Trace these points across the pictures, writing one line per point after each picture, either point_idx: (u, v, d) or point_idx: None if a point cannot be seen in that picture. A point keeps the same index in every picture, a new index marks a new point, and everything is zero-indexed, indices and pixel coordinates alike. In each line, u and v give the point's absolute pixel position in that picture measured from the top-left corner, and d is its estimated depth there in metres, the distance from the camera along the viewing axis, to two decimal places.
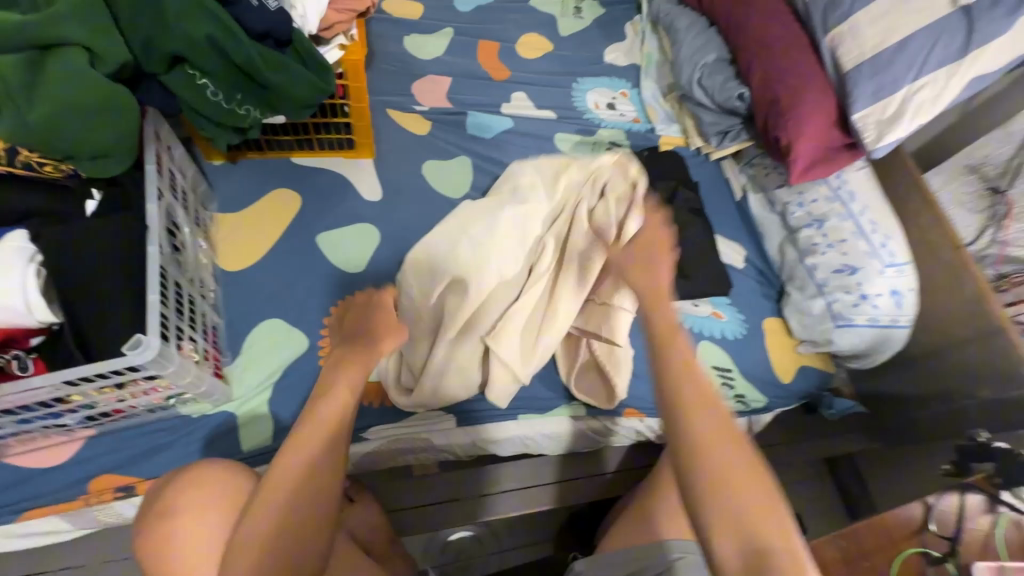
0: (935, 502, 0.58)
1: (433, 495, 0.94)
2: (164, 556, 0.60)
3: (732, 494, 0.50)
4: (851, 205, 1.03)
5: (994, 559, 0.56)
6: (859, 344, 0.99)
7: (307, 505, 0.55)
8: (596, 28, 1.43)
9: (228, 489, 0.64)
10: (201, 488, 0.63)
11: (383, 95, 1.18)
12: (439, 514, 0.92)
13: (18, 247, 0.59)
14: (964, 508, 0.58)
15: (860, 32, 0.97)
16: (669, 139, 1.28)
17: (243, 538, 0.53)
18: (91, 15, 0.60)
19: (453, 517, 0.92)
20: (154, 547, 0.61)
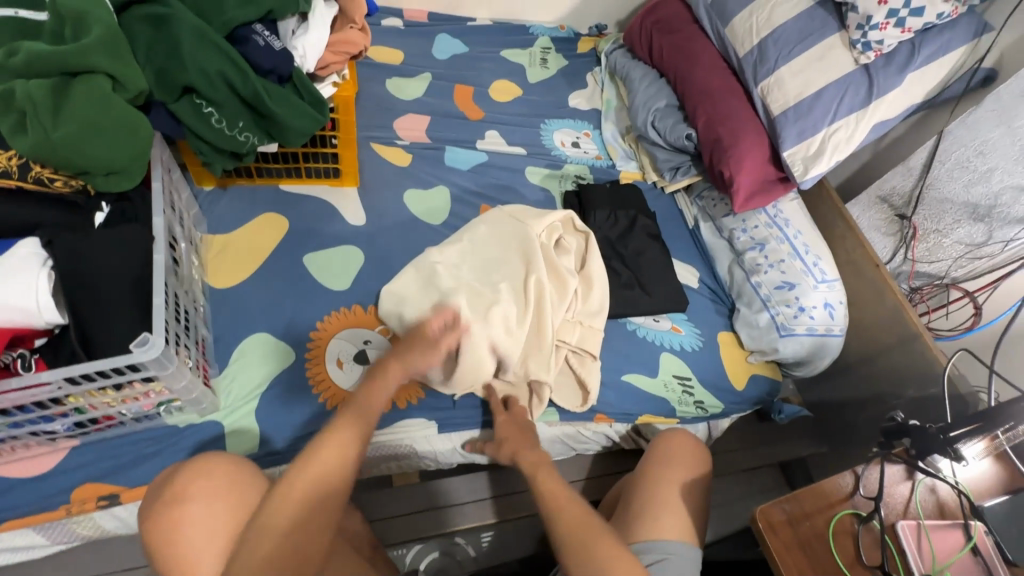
0: (862, 472, 0.68)
1: (411, 503, 0.98)
2: (174, 536, 0.64)
3: (585, 544, 0.67)
4: (787, 230, 1.18)
5: (913, 518, 0.65)
6: (800, 352, 1.11)
7: (313, 513, 0.64)
8: (561, 77, 1.59)
9: (233, 480, 0.69)
10: (209, 476, 0.68)
11: (367, 130, 1.27)
12: (418, 522, 0.96)
13: (32, 253, 0.64)
14: (885, 476, 0.68)
15: (784, 84, 1.13)
16: (628, 174, 1.41)
17: (257, 535, 0.61)
18: (115, 47, 0.67)
19: (431, 524, 0.96)
20: (166, 532, 0.65)
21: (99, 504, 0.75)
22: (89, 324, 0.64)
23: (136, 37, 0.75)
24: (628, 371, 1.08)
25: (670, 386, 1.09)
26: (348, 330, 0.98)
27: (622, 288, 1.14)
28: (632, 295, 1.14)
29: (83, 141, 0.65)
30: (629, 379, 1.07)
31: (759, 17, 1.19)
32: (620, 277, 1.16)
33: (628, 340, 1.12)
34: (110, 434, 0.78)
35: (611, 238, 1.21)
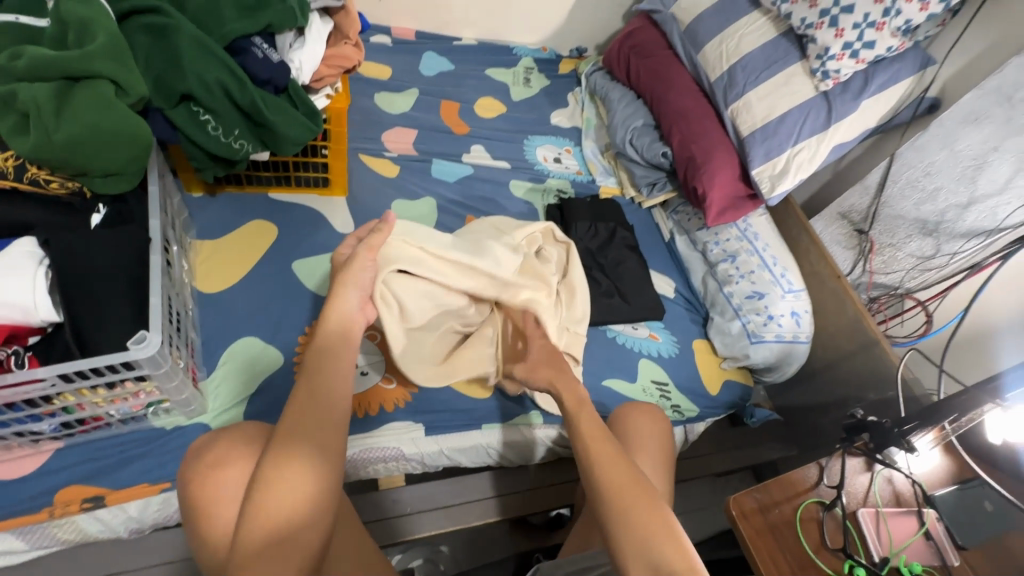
0: (826, 464, 0.73)
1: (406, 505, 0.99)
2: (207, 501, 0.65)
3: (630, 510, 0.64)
4: (756, 243, 1.25)
5: (872, 506, 0.70)
6: (770, 358, 1.17)
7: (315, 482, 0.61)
8: (543, 95, 1.66)
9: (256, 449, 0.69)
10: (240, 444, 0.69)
11: (356, 142, 1.30)
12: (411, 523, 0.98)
13: (29, 251, 0.64)
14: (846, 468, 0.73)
15: (752, 108, 1.21)
16: (607, 189, 1.48)
17: (265, 509, 0.58)
18: (117, 54, 0.69)
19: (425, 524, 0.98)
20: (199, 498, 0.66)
21: (84, 506, 0.75)
22: (83, 323, 0.65)
23: (137, 47, 0.77)
24: (608, 376, 1.13)
25: (648, 391, 1.13)
26: None
27: (602, 296, 1.19)
28: (611, 303, 1.19)
29: (85, 144, 0.66)
30: (609, 384, 1.12)
31: (728, 46, 1.28)
32: (601, 286, 1.21)
33: (607, 346, 1.17)
34: (96, 435, 0.77)
35: (591, 249, 1.26)
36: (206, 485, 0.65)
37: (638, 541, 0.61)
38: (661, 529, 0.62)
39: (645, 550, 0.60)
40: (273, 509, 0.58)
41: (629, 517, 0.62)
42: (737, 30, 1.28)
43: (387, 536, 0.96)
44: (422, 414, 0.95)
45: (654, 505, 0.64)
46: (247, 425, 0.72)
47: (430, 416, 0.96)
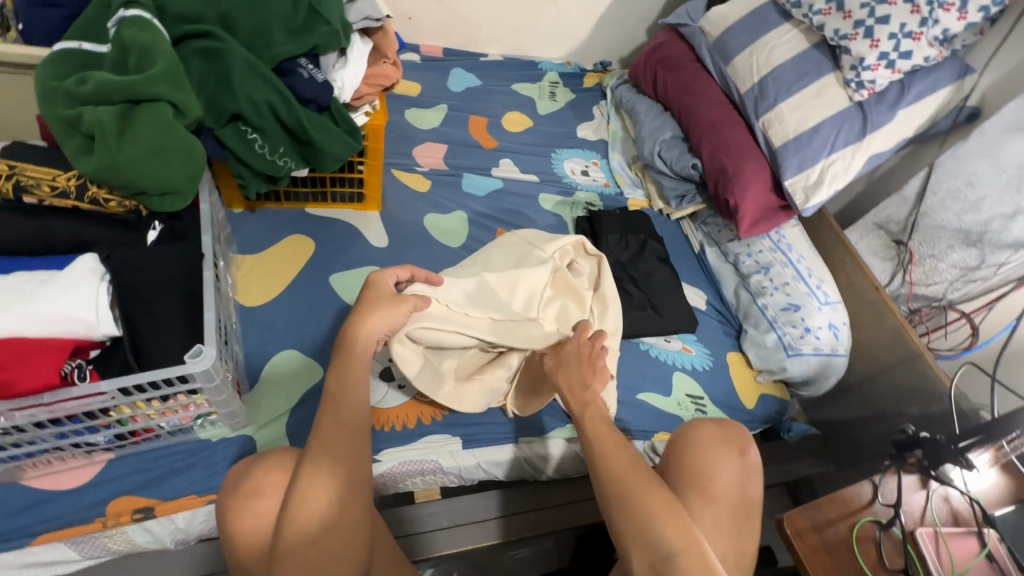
0: (880, 482, 0.72)
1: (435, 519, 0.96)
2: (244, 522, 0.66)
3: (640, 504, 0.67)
4: (790, 254, 1.24)
5: (931, 525, 0.68)
6: (807, 371, 1.15)
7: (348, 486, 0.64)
8: (569, 109, 1.67)
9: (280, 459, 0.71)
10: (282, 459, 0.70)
11: (388, 157, 1.33)
12: (442, 538, 0.94)
13: (91, 267, 0.66)
14: (901, 486, 0.71)
15: (785, 118, 1.21)
16: (635, 201, 1.48)
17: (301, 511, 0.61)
18: (177, 78, 0.71)
19: (456, 540, 0.94)
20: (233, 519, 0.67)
21: (133, 517, 0.75)
22: (142, 336, 0.67)
23: (191, 70, 0.80)
24: (643, 390, 1.12)
25: (684, 405, 1.12)
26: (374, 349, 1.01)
27: (634, 308, 1.19)
28: (644, 315, 1.18)
29: (145, 163, 0.69)
30: (644, 398, 1.10)
31: (758, 58, 1.28)
32: (633, 298, 1.20)
33: (640, 360, 1.16)
34: (145, 447, 0.79)
35: (622, 261, 1.26)
36: (241, 515, 0.66)
37: (640, 526, 0.66)
38: (665, 517, 0.66)
39: (645, 534, 0.66)
40: (310, 512, 0.61)
41: (629, 503, 0.68)
42: (768, 42, 1.27)
43: (420, 551, 0.92)
44: (459, 428, 0.96)
45: (657, 493, 0.69)
46: (283, 447, 0.72)
47: (467, 430, 0.96)
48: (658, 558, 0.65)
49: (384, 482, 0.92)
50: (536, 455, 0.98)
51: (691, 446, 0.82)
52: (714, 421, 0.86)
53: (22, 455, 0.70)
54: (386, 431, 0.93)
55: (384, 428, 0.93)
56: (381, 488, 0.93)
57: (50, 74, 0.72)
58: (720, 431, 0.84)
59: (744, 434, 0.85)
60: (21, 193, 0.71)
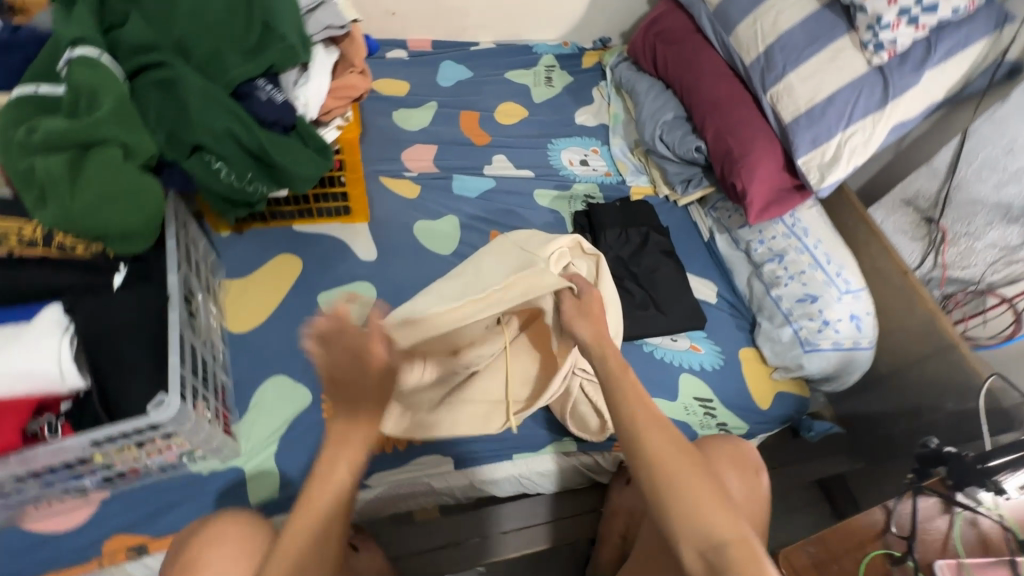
0: (895, 507, 0.65)
1: (436, 538, 0.98)
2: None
3: (677, 476, 0.59)
4: (805, 239, 1.13)
5: (952, 555, 0.61)
6: (827, 367, 1.06)
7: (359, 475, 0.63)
8: (567, 94, 1.58)
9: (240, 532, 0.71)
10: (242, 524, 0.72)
11: (375, 164, 1.29)
12: (442, 557, 0.96)
13: (55, 320, 0.66)
14: (917, 512, 0.64)
15: (794, 90, 1.10)
16: (639, 189, 1.40)
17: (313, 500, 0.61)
18: (124, 118, 0.69)
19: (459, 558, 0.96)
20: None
21: (129, 554, 0.78)
22: (110, 385, 0.67)
23: (148, 105, 0.78)
24: (646, 395, 1.07)
25: (691, 409, 1.06)
26: None
27: (635, 308, 1.12)
28: (646, 315, 1.12)
29: (101, 210, 0.68)
30: None
31: (765, 23, 1.16)
32: (634, 297, 1.14)
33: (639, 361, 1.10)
34: (136, 484, 0.80)
35: (623, 258, 1.19)
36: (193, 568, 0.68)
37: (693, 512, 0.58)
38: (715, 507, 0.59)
39: (697, 520, 0.57)
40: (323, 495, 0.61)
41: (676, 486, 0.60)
42: (773, 6, 1.16)
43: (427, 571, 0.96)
44: (451, 446, 0.93)
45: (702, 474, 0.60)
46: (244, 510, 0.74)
47: (460, 448, 0.94)
48: (709, 545, 0.57)
49: (378, 505, 0.92)
50: (533, 471, 0.97)
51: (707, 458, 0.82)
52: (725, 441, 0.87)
53: (17, 503, 0.72)
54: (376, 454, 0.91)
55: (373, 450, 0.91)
56: (376, 510, 0.93)
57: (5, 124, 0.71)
58: (737, 454, 0.85)
59: (757, 455, 0.87)
60: None
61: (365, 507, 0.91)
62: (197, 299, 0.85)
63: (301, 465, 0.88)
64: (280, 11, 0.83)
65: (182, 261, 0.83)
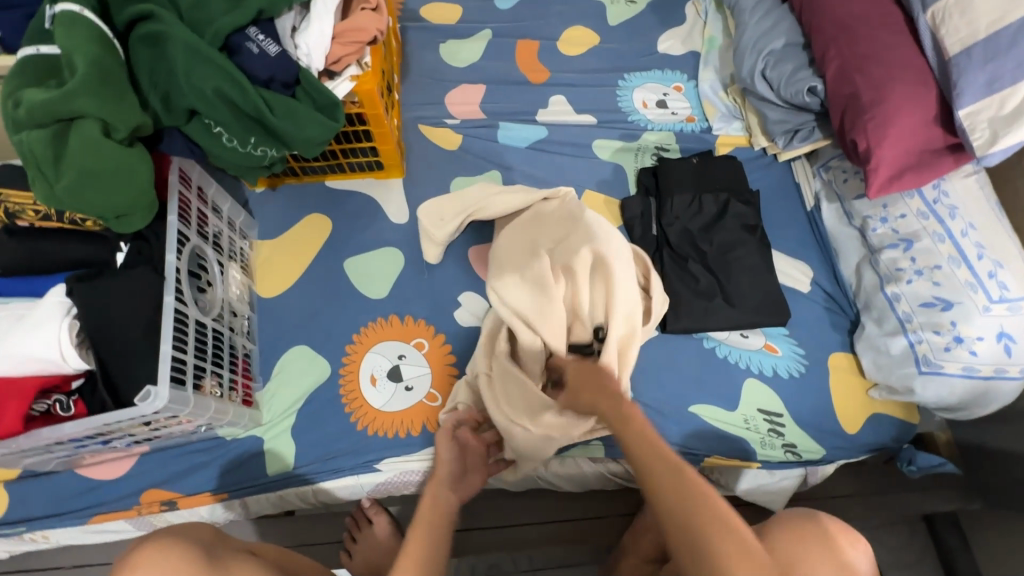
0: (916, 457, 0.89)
1: (479, 519, 0.95)
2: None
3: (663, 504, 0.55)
4: (950, 222, 0.84)
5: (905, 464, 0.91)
6: (947, 396, 0.82)
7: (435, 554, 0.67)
8: (652, 13, 1.27)
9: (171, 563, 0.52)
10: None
11: (414, 110, 1.15)
12: (478, 540, 0.94)
13: (57, 302, 0.67)
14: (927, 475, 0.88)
15: (972, 6, 0.77)
16: (728, 139, 1.13)
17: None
18: (105, 90, 0.65)
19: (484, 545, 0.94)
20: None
21: (161, 508, 0.84)
22: (111, 368, 0.68)
23: (139, 65, 0.71)
24: (696, 401, 0.91)
25: (753, 424, 0.90)
26: (385, 343, 0.94)
27: (697, 297, 0.94)
28: (710, 307, 0.93)
29: (86, 190, 0.65)
30: (699, 411, 0.90)
31: None
32: (698, 284, 0.95)
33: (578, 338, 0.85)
34: (168, 443, 0.85)
35: (691, 232, 0.99)
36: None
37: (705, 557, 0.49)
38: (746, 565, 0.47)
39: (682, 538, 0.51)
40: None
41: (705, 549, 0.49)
42: None
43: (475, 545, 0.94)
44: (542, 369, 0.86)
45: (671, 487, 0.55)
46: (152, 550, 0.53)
47: None
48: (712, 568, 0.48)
49: (356, 492, 0.89)
50: (553, 473, 0.89)
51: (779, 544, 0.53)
52: (837, 522, 0.56)
53: (64, 456, 0.79)
54: (388, 437, 0.88)
55: (386, 433, 0.88)
56: (353, 496, 0.90)
57: (5, 88, 0.65)
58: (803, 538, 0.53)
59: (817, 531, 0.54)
60: (14, 218, 0.74)
61: (342, 494, 0.89)
62: (209, 272, 0.83)
63: (316, 442, 0.88)
64: None
65: (193, 233, 0.81)
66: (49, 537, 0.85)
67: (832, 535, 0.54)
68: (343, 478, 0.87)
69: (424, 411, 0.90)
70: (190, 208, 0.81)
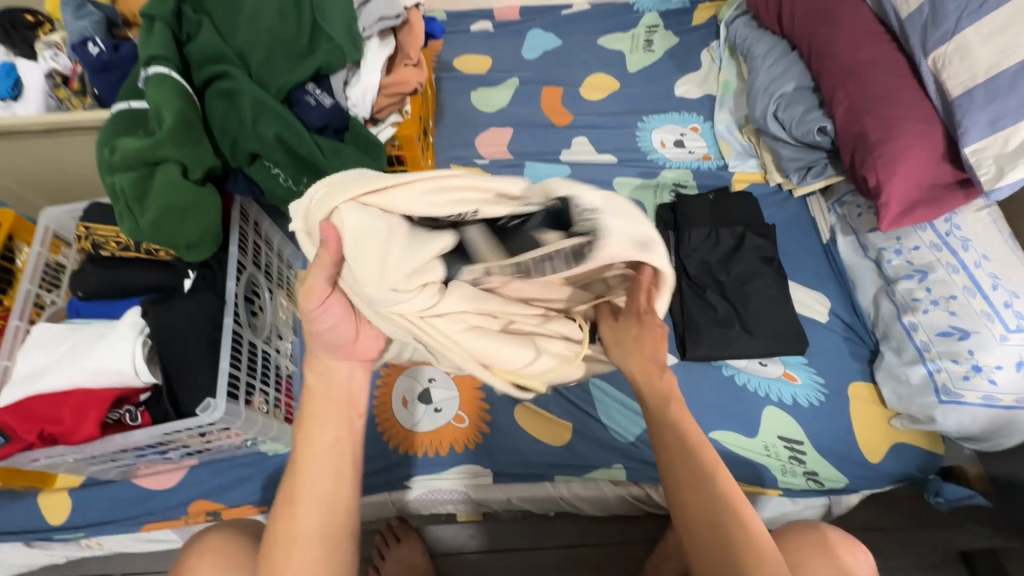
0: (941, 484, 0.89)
1: (503, 541, 0.98)
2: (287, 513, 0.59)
3: (708, 519, 0.57)
4: (963, 254, 0.87)
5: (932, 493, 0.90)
6: (970, 426, 0.82)
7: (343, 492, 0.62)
8: (669, 60, 1.36)
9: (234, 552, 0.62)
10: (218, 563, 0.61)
11: (447, 151, 1.25)
12: (502, 562, 0.96)
13: (134, 322, 0.76)
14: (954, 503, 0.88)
15: (971, 52, 0.82)
16: (744, 176, 1.18)
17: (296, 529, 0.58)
18: (185, 138, 0.75)
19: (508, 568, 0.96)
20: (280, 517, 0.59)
21: (206, 518, 0.90)
22: (175, 381, 0.75)
23: (213, 116, 0.82)
24: (716, 427, 0.93)
25: (773, 451, 0.91)
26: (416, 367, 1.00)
27: (716, 325, 0.97)
28: (728, 334, 0.96)
29: (164, 224, 0.74)
30: (719, 437, 0.92)
31: None
32: (717, 313, 0.98)
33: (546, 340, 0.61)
34: (216, 457, 0.91)
35: (708, 263, 1.03)
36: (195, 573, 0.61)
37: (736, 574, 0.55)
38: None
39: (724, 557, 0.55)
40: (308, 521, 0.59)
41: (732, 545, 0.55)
42: None
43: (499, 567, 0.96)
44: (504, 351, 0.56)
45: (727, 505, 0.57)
46: (216, 534, 0.64)
47: (504, 468, 0.92)
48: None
49: (386, 508, 0.93)
50: (575, 496, 0.92)
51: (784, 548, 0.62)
52: (837, 532, 0.65)
53: (124, 466, 0.86)
54: (418, 456, 0.92)
55: (416, 452, 0.93)
56: (383, 513, 0.94)
57: (102, 137, 0.76)
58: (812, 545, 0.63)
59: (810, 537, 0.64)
60: (98, 249, 0.85)
61: (373, 511, 0.93)
62: (261, 298, 0.92)
63: None
64: (330, 9, 0.83)
65: (249, 263, 0.90)
66: (104, 543, 0.91)
67: (832, 543, 0.63)
68: (377, 494, 0.92)
69: (452, 432, 0.94)
70: (247, 240, 0.90)
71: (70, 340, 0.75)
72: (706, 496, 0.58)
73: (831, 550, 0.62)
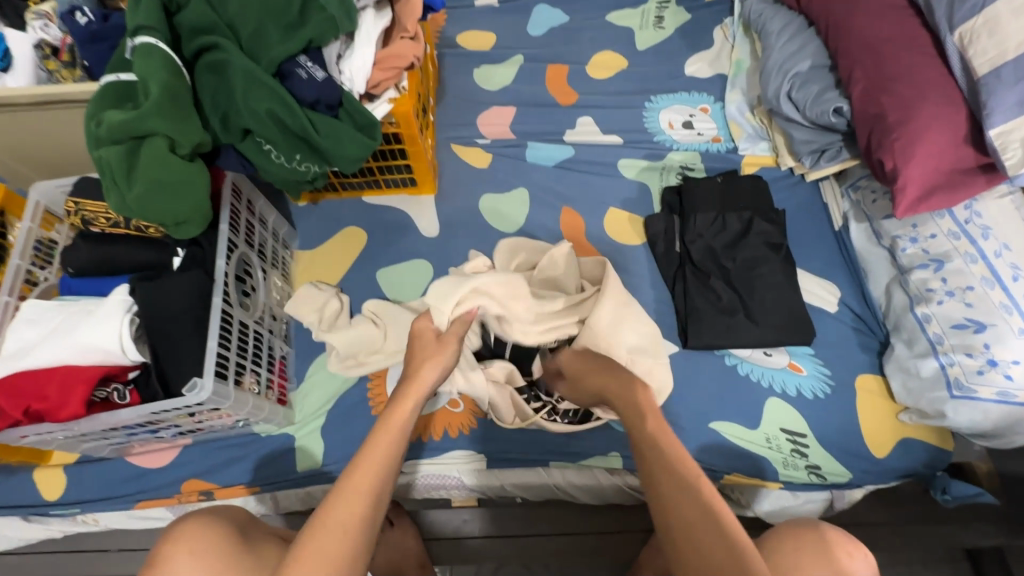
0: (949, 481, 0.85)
1: (497, 527, 0.97)
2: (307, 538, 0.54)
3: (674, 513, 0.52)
4: (983, 242, 0.83)
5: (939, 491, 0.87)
6: (982, 422, 0.79)
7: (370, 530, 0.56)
8: (680, 37, 1.31)
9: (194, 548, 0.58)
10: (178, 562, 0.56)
11: (447, 130, 1.21)
12: (496, 548, 0.96)
13: (122, 300, 0.75)
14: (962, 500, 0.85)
15: (1001, 27, 0.76)
16: (754, 160, 1.13)
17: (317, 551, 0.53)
18: (172, 111, 0.73)
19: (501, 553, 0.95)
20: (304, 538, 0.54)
21: (199, 497, 0.90)
22: (163, 360, 0.74)
23: (203, 88, 0.79)
24: (717, 417, 0.91)
25: (775, 443, 0.89)
26: None
27: (719, 313, 0.94)
28: (732, 323, 0.93)
29: (152, 200, 0.73)
30: (718, 428, 0.90)
31: None
32: (721, 301, 0.95)
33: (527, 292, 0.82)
34: (208, 437, 0.91)
35: (713, 249, 0.99)
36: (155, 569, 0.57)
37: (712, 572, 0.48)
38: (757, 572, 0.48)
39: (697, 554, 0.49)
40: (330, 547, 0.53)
41: (699, 549, 0.50)
42: None
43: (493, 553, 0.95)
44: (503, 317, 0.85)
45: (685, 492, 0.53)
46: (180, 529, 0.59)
47: (498, 454, 0.90)
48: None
49: None
50: (571, 484, 0.90)
51: (777, 548, 0.58)
52: (836, 531, 0.59)
53: (117, 444, 0.86)
54: (411, 441, 0.91)
55: (410, 437, 0.91)
56: None
57: (89, 110, 0.74)
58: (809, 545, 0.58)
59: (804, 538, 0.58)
60: (88, 225, 0.83)
61: None
62: (253, 277, 0.90)
63: (344, 442, 0.92)
64: None
65: (241, 242, 0.88)
66: (99, 520, 0.92)
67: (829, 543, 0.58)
68: None
69: (446, 417, 0.92)
70: (239, 218, 0.88)
71: (58, 317, 0.74)
72: (665, 482, 0.54)
73: (831, 552, 0.57)
